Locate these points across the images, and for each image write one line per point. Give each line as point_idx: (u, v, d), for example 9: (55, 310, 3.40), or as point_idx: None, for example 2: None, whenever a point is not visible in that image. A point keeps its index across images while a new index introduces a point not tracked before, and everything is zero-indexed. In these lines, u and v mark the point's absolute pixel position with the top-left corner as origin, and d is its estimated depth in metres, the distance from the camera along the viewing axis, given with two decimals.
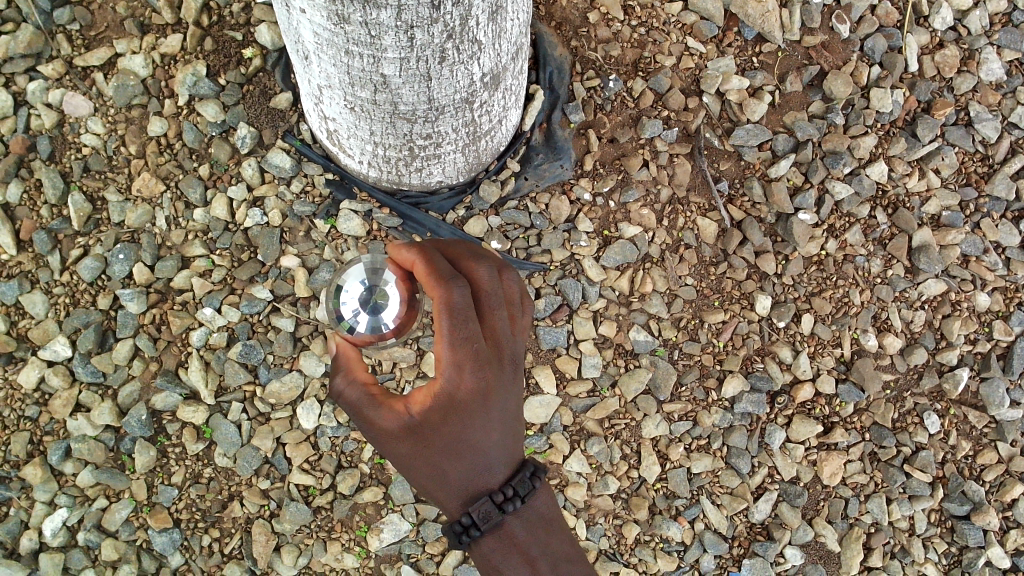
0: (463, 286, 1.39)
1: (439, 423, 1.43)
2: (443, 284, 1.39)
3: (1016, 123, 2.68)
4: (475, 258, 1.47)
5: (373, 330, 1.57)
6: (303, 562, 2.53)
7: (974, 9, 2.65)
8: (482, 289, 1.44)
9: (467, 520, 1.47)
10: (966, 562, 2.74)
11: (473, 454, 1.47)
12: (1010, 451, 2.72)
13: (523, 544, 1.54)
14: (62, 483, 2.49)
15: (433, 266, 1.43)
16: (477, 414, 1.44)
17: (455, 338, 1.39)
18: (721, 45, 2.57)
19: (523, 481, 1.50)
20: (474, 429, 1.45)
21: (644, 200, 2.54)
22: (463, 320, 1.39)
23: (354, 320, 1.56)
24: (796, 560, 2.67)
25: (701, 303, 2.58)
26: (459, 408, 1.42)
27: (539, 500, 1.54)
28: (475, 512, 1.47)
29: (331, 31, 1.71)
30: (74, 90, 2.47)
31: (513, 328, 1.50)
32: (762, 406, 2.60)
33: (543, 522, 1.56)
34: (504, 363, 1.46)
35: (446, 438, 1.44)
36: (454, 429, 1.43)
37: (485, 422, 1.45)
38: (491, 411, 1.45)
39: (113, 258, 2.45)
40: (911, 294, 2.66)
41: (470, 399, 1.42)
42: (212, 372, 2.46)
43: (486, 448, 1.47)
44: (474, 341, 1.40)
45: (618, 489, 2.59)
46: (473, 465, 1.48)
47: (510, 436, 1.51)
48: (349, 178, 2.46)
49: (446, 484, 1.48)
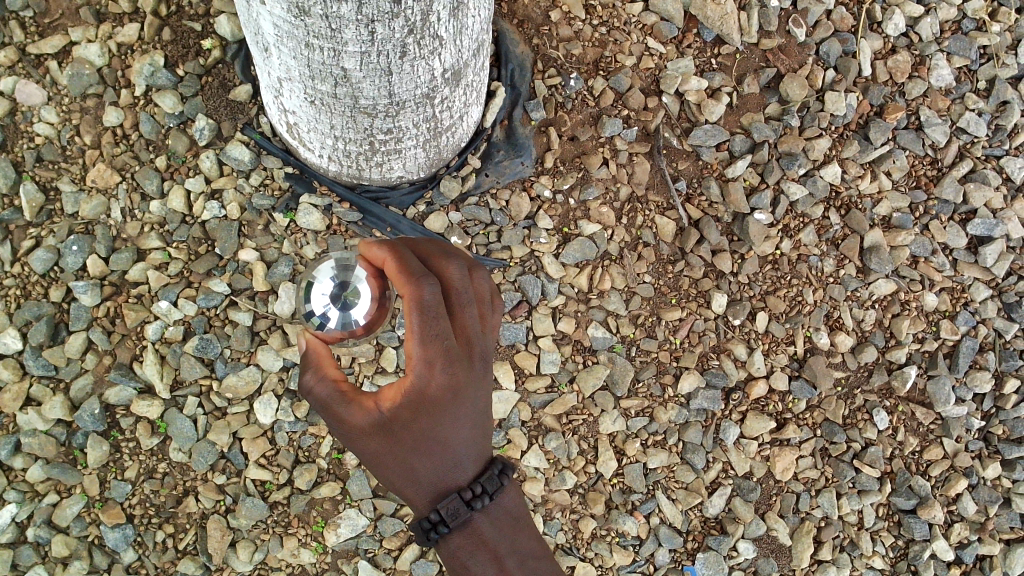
0: (434, 284, 1.39)
1: (409, 419, 1.43)
2: (414, 281, 1.39)
3: (964, 128, 2.76)
4: (446, 255, 1.48)
5: (343, 327, 1.59)
6: (259, 558, 2.51)
7: (925, 16, 2.72)
8: (453, 286, 1.44)
9: (435, 517, 1.49)
10: (912, 554, 2.81)
11: (442, 450, 1.48)
12: (955, 447, 2.81)
13: (490, 540, 1.56)
14: (11, 479, 2.44)
15: (404, 263, 1.42)
16: (447, 409, 1.45)
17: (425, 336, 1.39)
18: (681, 46, 2.60)
19: (491, 478, 1.52)
20: (443, 424, 1.46)
21: (603, 198, 2.57)
22: (433, 318, 1.39)
23: (324, 316, 1.58)
24: (749, 554, 2.72)
25: (658, 300, 2.62)
26: (429, 403, 1.43)
27: (508, 498, 1.57)
28: (443, 508, 1.48)
29: (292, 24, 1.71)
30: (27, 78, 2.42)
31: (482, 325, 1.50)
32: (717, 402, 2.65)
33: (510, 519, 1.58)
34: (475, 360, 1.47)
35: (416, 434, 1.44)
36: (424, 425, 1.44)
37: (453, 418, 1.46)
38: (460, 407, 1.46)
39: (67, 250, 2.41)
40: (862, 293, 2.72)
41: (443, 396, 1.43)
42: (168, 366, 2.43)
43: (455, 445, 1.49)
44: (445, 339, 1.41)
45: (575, 483, 2.61)
46: (441, 461, 1.49)
47: (479, 432, 1.52)
48: (310, 172, 2.46)
49: (414, 480, 1.49)
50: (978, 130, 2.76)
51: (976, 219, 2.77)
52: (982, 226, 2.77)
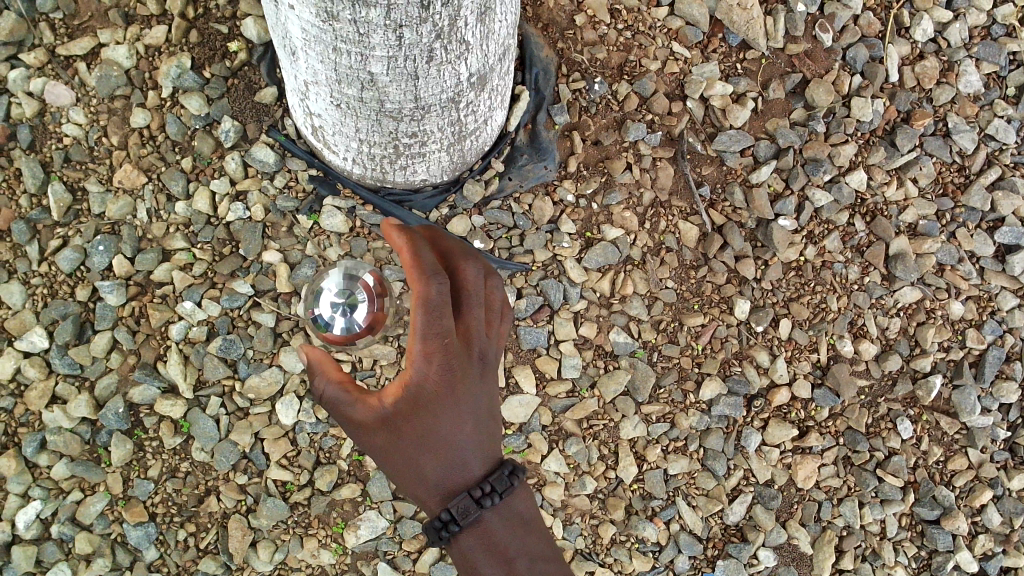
0: (442, 282, 1.40)
1: (409, 415, 1.48)
2: (425, 278, 1.39)
3: (993, 135, 2.73)
4: (455, 258, 1.51)
5: (342, 330, 2.13)
6: (279, 558, 2.53)
7: (954, 22, 2.69)
8: (463, 289, 1.49)
9: (446, 516, 1.46)
10: (935, 565, 2.79)
11: (445, 447, 1.49)
12: (980, 458, 2.77)
13: (503, 543, 1.50)
14: (36, 476, 2.47)
15: (417, 256, 1.41)
16: (446, 405, 1.48)
17: (426, 334, 1.42)
18: (706, 51, 2.59)
19: (501, 478, 1.49)
20: (445, 421, 1.48)
21: (626, 203, 2.56)
22: (436, 315, 1.41)
23: (329, 320, 2.13)
24: (770, 561, 2.71)
25: (681, 306, 2.61)
26: (427, 399, 1.47)
27: (517, 499, 1.53)
28: (453, 506, 1.45)
29: (320, 29, 1.72)
30: (56, 79, 2.45)
31: (488, 328, 1.53)
32: (739, 409, 2.63)
33: (522, 521, 1.54)
34: (476, 359, 1.50)
35: (418, 430, 1.48)
36: (425, 421, 1.47)
37: (454, 415, 1.49)
38: (460, 404, 1.49)
39: (93, 249, 2.43)
40: (887, 301, 2.69)
41: (439, 392, 1.47)
42: (191, 366, 2.45)
43: (459, 442, 1.50)
44: (444, 339, 1.44)
45: (595, 489, 2.61)
46: (447, 459, 1.49)
47: (482, 431, 1.53)
48: (333, 174, 2.45)
49: (422, 478, 1.50)
50: (1007, 137, 2.73)
51: (1004, 227, 2.74)
52: (1010, 234, 2.73)
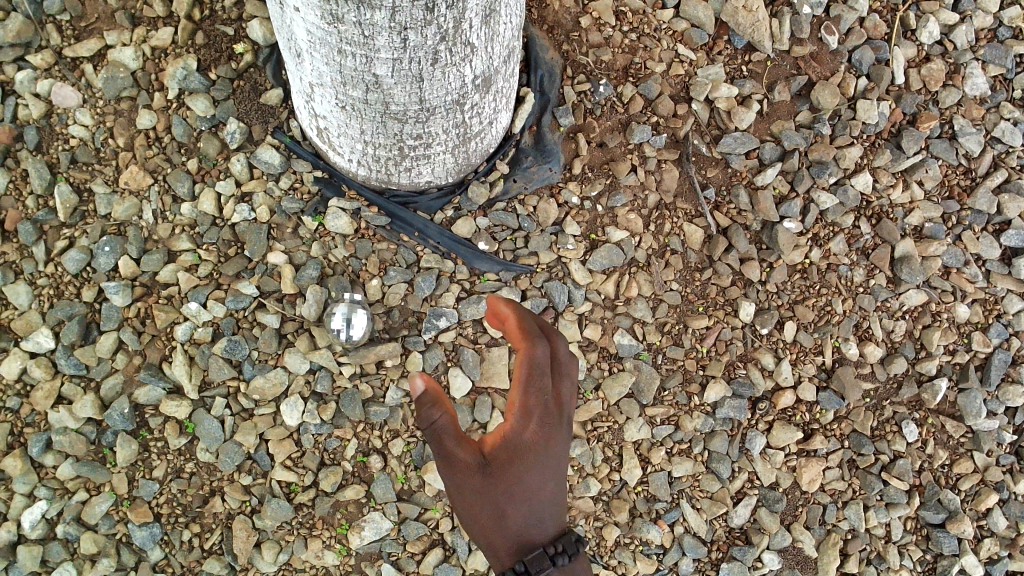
0: (548, 346, 1.56)
1: (506, 462, 1.53)
2: (535, 340, 1.56)
3: (999, 138, 2.72)
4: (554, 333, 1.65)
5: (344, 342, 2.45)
6: (283, 559, 2.53)
7: (960, 24, 2.69)
8: (561, 360, 1.60)
9: (520, 568, 1.48)
10: (940, 569, 2.78)
11: (531, 500, 1.53)
12: (986, 461, 2.76)
13: None
14: (42, 476, 2.48)
15: (525, 324, 1.59)
16: (539, 459, 1.54)
17: (528, 391, 1.54)
18: (711, 53, 2.59)
19: (572, 541, 1.53)
20: (537, 475, 1.53)
21: (631, 205, 2.56)
22: (538, 374, 1.54)
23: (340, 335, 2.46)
24: (774, 565, 2.70)
25: (686, 308, 2.61)
26: (523, 454, 1.53)
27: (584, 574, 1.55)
28: (531, 562, 1.48)
29: (325, 30, 1.72)
30: (63, 81, 2.46)
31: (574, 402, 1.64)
32: (744, 411, 2.62)
33: None
34: (566, 425, 1.60)
35: (513, 480, 1.52)
36: (520, 471, 1.52)
37: (544, 471, 1.54)
38: (551, 462, 1.55)
39: (99, 250, 2.44)
40: (893, 304, 2.69)
41: (536, 450, 1.54)
42: (196, 367, 2.45)
43: (542, 497, 1.54)
44: (544, 400, 1.55)
45: (599, 491, 2.60)
46: (530, 513, 1.53)
47: (563, 497, 1.58)
48: (338, 176, 2.46)
49: (502, 531, 1.52)
50: (1014, 139, 2.72)
51: (1011, 230, 2.73)
52: (1016, 237, 2.72)
